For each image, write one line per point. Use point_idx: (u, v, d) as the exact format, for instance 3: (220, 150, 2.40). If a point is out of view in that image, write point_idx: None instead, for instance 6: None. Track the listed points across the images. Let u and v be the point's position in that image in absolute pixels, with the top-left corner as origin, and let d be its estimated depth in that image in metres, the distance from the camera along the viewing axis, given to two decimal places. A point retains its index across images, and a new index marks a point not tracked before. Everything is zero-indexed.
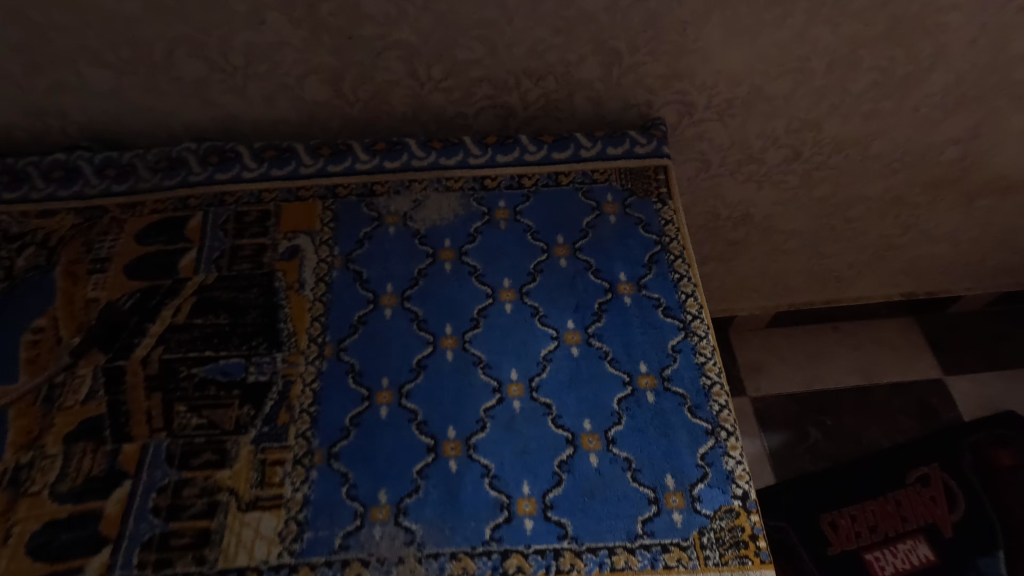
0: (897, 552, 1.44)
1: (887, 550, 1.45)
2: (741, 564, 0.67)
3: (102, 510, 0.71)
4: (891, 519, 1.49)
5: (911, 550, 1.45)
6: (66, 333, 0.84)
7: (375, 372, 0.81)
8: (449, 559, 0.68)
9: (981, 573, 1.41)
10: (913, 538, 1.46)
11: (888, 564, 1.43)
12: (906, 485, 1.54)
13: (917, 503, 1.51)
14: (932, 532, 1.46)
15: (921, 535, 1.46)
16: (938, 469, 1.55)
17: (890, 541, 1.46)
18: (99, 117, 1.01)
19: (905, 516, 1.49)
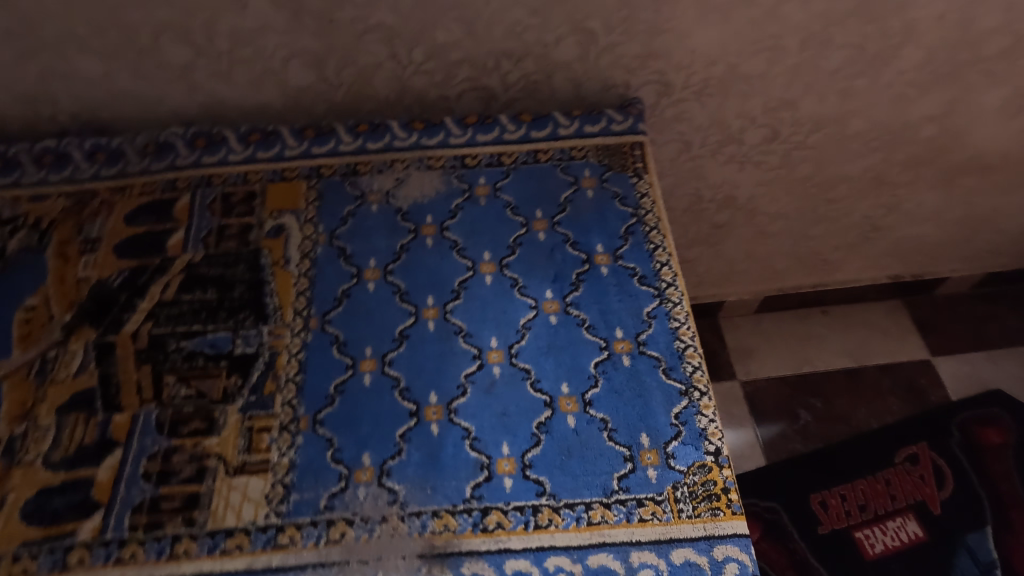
0: (886, 529, 1.46)
1: (876, 528, 1.46)
2: (713, 515, 0.69)
3: (94, 476, 0.73)
4: (880, 498, 1.50)
5: (900, 527, 1.46)
6: (58, 310, 0.86)
7: (359, 342, 0.83)
8: (431, 517, 0.70)
9: (969, 549, 1.42)
10: (902, 515, 1.48)
11: (877, 541, 1.45)
12: (895, 465, 1.55)
13: (906, 482, 1.52)
14: (920, 509, 1.48)
15: (910, 512, 1.48)
16: (927, 448, 1.57)
17: (880, 519, 1.47)
18: (88, 105, 1.04)
19: (894, 495, 1.51)
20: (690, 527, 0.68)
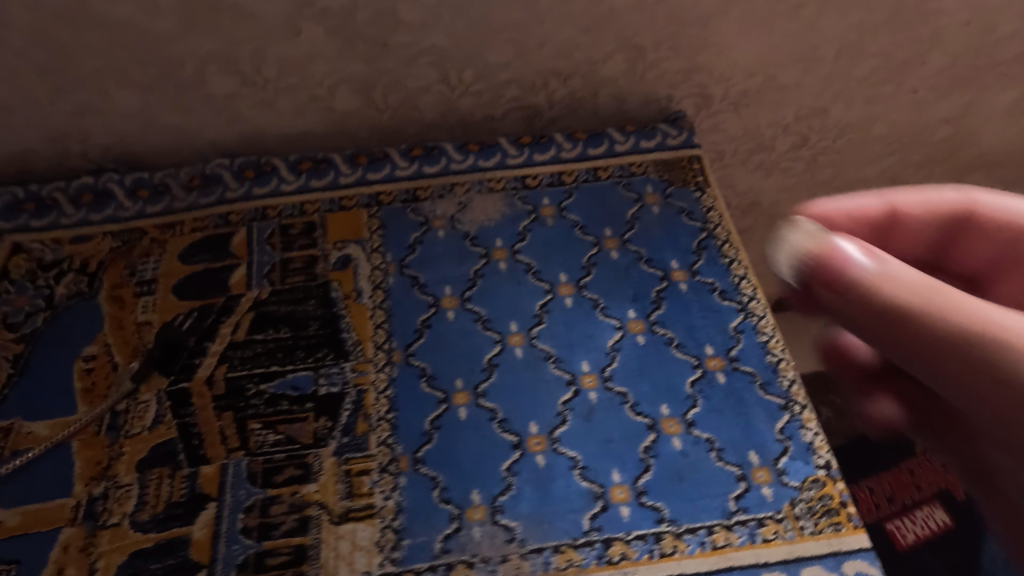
0: (916, 519, 1.40)
1: (905, 518, 1.41)
2: (835, 530, 0.70)
3: (190, 535, 0.69)
4: (907, 490, 1.43)
5: (929, 517, 1.40)
6: (122, 359, 0.81)
7: (448, 374, 0.81)
8: (553, 552, 0.69)
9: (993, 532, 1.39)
10: (930, 503, 1.42)
11: (908, 532, 1.39)
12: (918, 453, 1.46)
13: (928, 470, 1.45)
14: (946, 497, 1.41)
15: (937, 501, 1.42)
16: None
17: (908, 510, 1.41)
18: (122, 139, 0.98)
19: (920, 484, 1.44)
20: (815, 543, 0.69)
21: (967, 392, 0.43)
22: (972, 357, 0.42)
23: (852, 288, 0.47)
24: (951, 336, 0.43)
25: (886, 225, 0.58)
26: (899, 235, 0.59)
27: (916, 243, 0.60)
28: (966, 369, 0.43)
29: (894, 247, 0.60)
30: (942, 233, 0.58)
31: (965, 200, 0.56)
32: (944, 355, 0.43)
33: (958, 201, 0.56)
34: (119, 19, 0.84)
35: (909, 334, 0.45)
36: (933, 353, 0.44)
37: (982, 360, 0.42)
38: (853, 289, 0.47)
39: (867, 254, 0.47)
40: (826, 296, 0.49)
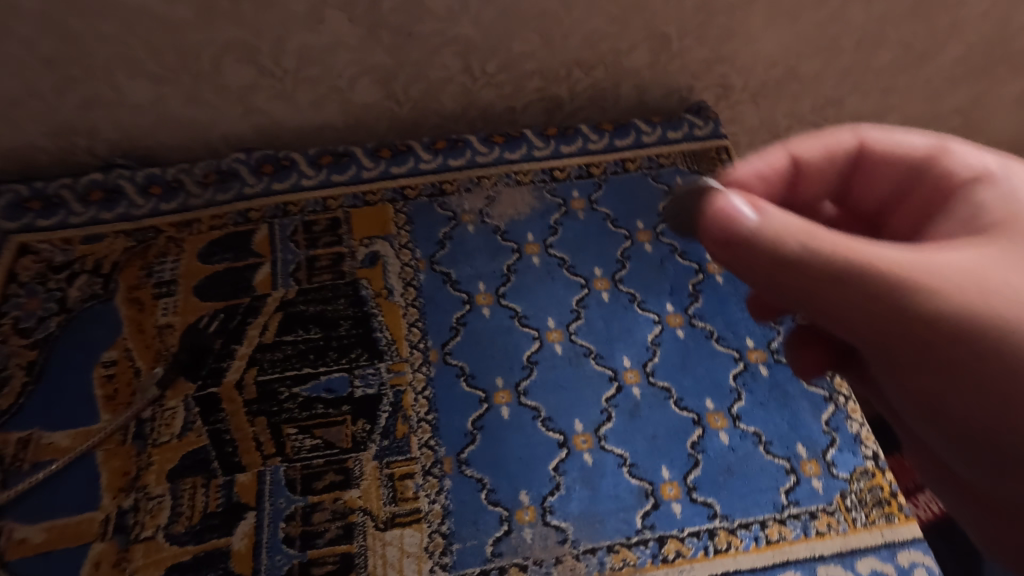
0: None
1: None
2: (889, 521, 0.69)
3: (230, 546, 0.66)
4: (908, 476, 1.02)
5: (928, 500, 1.02)
6: (144, 364, 0.77)
7: (487, 373, 0.79)
8: (607, 552, 0.67)
9: None
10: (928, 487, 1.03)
11: None
12: None
13: None
14: None
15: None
16: None
17: None
18: (132, 133, 0.93)
19: None
20: (869, 535, 0.68)
21: (854, 327, 0.43)
22: (859, 297, 0.41)
23: (749, 246, 0.43)
24: (834, 277, 0.41)
25: (791, 176, 0.56)
26: (807, 180, 0.56)
27: (823, 186, 0.57)
28: (852, 307, 0.42)
29: (802, 195, 0.58)
30: (845, 170, 0.56)
31: (860, 147, 0.54)
32: (829, 298, 0.42)
33: (852, 145, 0.54)
34: (135, 6, 0.79)
35: (797, 282, 0.43)
36: (822, 298, 0.43)
37: (868, 298, 0.41)
38: (742, 248, 0.44)
39: (753, 208, 0.44)
40: (717, 257, 0.47)
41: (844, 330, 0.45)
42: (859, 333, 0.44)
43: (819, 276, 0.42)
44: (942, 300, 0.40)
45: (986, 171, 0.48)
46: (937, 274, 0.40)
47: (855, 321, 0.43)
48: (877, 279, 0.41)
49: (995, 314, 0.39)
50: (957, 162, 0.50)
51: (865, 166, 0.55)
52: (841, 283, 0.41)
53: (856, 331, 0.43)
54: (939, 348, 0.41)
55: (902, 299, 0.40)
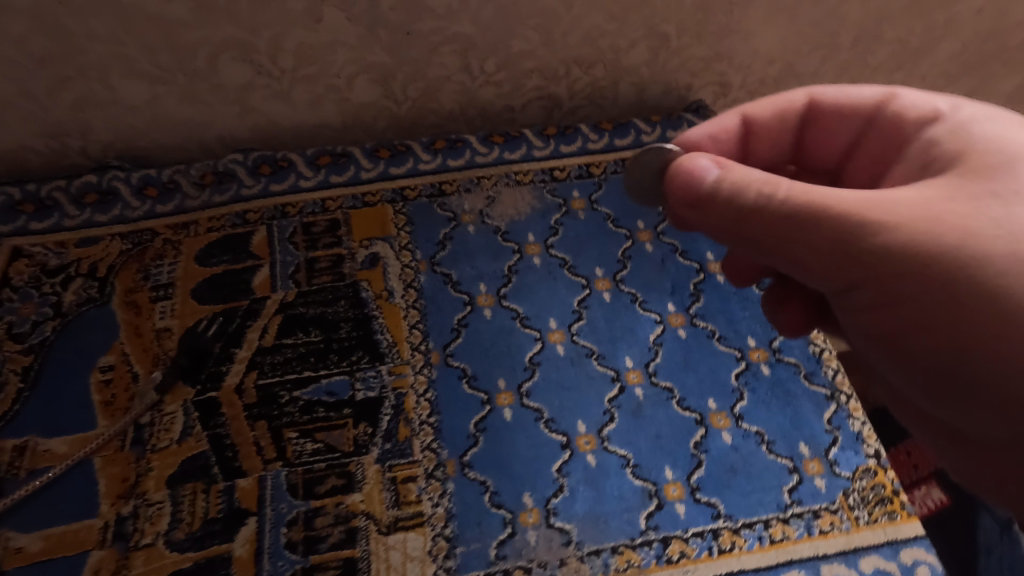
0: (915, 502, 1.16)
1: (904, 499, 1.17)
2: (891, 519, 0.70)
3: (231, 552, 0.65)
4: (907, 470, 1.19)
5: (926, 495, 1.16)
6: (142, 368, 0.77)
7: (489, 374, 0.78)
8: (612, 554, 0.67)
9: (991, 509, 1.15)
10: (925, 482, 1.17)
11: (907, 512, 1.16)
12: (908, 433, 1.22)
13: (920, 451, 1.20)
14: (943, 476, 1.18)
15: (934, 480, 1.17)
16: None
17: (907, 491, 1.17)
18: (126, 133, 0.92)
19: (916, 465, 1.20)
20: (871, 533, 0.69)
21: (810, 266, 0.46)
22: (811, 236, 0.44)
23: (714, 199, 0.48)
24: (789, 220, 0.45)
25: (744, 136, 0.60)
26: (761, 140, 0.60)
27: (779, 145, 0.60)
28: (806, 247, 0.45)
29: (758, 154, 0.61)
30: (801, 129, 0.59)
31: (812, 108, 0.57)
32: (784, 239, 0.46)
33: (803, 107, 0.57)
34: (130, 4, 0.78)
35: (754, 225, 0.47)
36: (778, 239, 0.46)
37: (819, 238, 0.44)
38: (708, 204, 0.49)
39: (718, 167, 0.49)
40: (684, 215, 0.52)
41: (806, 273, 0.48)
42: (817, 272, 0.46)
43: (772, 221, 0.46)
44: (890, 235, 0.42)
45: (931, 114, 0.50)
46: (884, 210, 0.42)
47: (813, 260, 0.45)
48: (828, 218, 0.43)
49: (944, 242, 0.41)
50: (903, 107, 0.52)
51: (818, 126, 0.58)
52: (793, 224, 0.45)
53: (814, 271, 0.46)
54: (891, 281, 0.43)
55: (852, 237, 0.43)
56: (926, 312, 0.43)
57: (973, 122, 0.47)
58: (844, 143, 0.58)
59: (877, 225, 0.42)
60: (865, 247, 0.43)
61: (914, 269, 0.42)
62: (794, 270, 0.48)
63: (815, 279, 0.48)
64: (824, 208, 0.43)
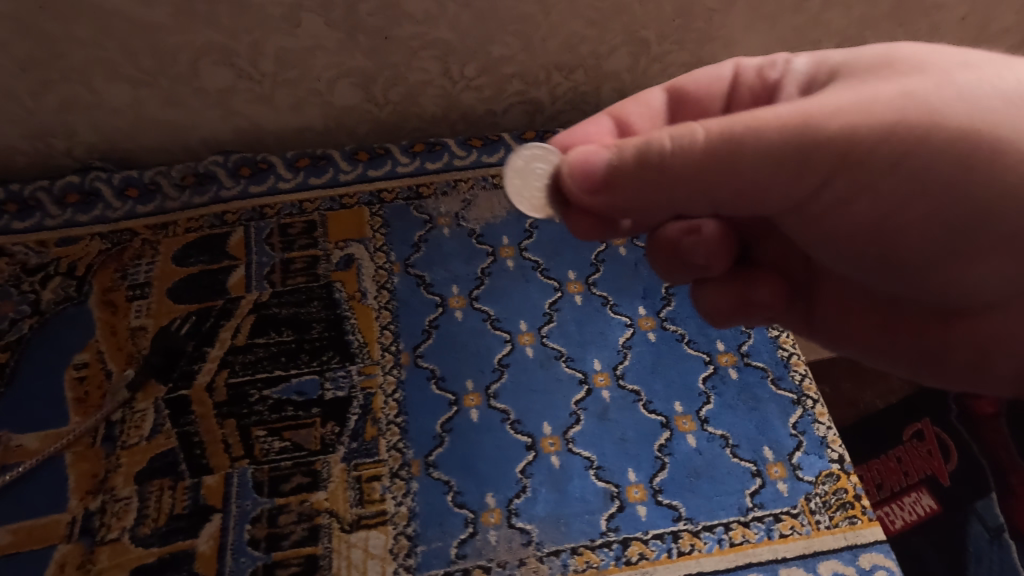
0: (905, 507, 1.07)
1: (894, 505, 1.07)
2: (851, 523, 0.70)
3: (195, 548, 0.67)
4: (897, 475, 1.09)
5: (916, 503, 1.07)
6: (116, 366, 0.78)
7: (458, 375, 0.79)
8: (571, 554, 0.68)
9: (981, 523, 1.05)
10: (915, 488, 1.08)
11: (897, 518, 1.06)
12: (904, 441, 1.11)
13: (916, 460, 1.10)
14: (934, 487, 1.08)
15: (924, 486, 1.08)
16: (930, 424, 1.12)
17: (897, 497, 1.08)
18: (110, 136, 0.93)
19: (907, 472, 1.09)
20: (832, 537, 0.69)
21: (771, 184, 0.43)
22: (767, 153, 0.41)
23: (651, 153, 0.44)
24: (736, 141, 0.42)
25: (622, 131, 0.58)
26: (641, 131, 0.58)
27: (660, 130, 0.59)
28: (766, 162, 0.42)
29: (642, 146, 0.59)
30: (669, 110, 0.58)
31: (670, 91, 0.58)
32: (739, 162, 0.42)
33: (662, 95, 0.58)
34: (111, 9, 0.79)
35: (705, 163, 0.43)
36: (730, 171, 0.42)
37: (777, 155, 0.41)
38: (643, 167, 0.45)
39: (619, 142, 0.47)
40: (619, 189, 0.46)
41: (762, 199, 0.45)
42: (779, 187, 0.43)
43: (718, 157, 0.42)
44: (845, 125, 0.40)
45: (788, 59, 0.52)
46: (826, 108, 0.41)
47: (776, 177, 0.42)
48: (772, 129, 0.41)
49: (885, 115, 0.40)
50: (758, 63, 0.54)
51: (687, 101, 0.58)
52: (746, 149, 0.42)
53: (773, 190, 0.43)
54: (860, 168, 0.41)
55: (812, 139, 0.40)
56: (905, 184, 0.41)
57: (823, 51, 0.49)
58: (716, 106, 0.57)
59: (826, 119, 0.40)
60: (828, 141, 0.40)
61: (884, 151, 0.40)
62: (753, 198, 0.44)
63: (770, 201, 0.45)
64: (768, 121, 0.41)
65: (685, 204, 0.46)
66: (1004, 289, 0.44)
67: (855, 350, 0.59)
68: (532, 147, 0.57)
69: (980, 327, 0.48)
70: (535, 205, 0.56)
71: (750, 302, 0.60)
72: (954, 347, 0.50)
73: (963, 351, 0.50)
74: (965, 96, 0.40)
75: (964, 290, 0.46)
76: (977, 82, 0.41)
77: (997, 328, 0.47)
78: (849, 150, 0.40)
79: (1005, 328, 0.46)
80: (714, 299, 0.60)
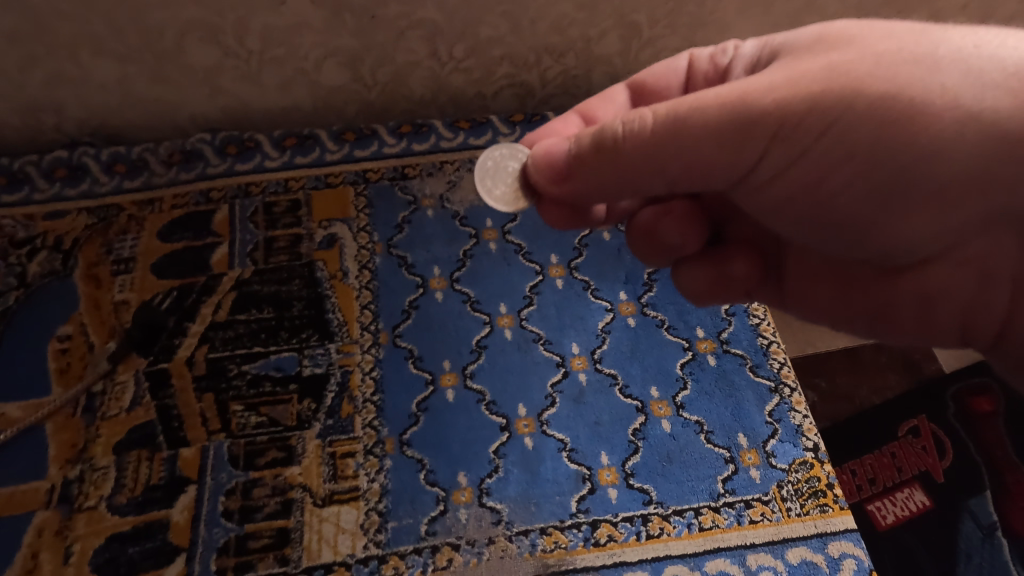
0: (897, 503, 1.06)
1: (888, 500, 1.06)
2: (822, 512, 0.70)
3: (169, 518, 0.68)
4: (890, 471, 1.07)
5: (908, 499, 1.06)
6: (98, 339, 0.79)
7: (435, 356, 0.79)
8: (540, 534, 0.68)
9: (974, 521, 1.04)
10: (908, 484, 1.07)
11: (889, 513, 1.05)
12: (900, 436, 1.10)
13: (910, 457, 1.09)
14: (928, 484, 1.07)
15: (918, 482, 1.07)
16: (927, 421, 1.11)
17: (891, 492, 1.06)
18: (99, 112, 0.91)
19: (902, 468, 1.08)
20: (801, 525, 0.69)
21: (716, 159, 0.46)
22: (707, 132, 0.45)
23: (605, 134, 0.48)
24: (679, 118, 0.45)
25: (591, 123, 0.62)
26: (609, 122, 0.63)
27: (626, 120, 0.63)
28: (706, 138, 0.45)
29: None
30: (633, 102, 0.63)
31: (632, 85, 0.62)
32: (682, 135, 0.45)
33: (625, 91, 0.63)
34: None
35: (654, 140, 0.46)
36: (674, 147, 0.46)
37: (715, 130, 0.44)
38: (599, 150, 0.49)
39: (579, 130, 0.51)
40: (581, 175, 0.51)
41: (709, 176, 0.47)
42: (724, 161, 0.46)
43: (663, 138, 0.46)
44: (776, 99, 0.43)
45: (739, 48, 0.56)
46: (760, 86, 0.44)
47: (718, 151, 0.45)
48: (711, 108, 0.44)
49: (812, 88, 0.43)
50: (709, 57, 0.58)
51: (649, 92, 0.62)
52: (688, 127, 0.45)
53: (716, 165, 0.46)
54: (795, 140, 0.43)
55: (746, 117, 0.43)
56: (840, 149, 0.43)
57: (766, 34, 0.53)
58: (675, 93, 0.61)
59: (759, 96, 0.43)
60: (762, 116, 0.43)
61: (811, 121, 0.42)
62: (699, 172, 0.47)
63: (716, 176, 0.47)
64: (707, 101, 0.44)
65: (640, 183, 0.49)
66: (945, 237, 0.45)
67: (817, 318, 0.59)
68: (500, 149, 0.61)
69: (924, 283, 0.48)
70: (507, 200, 0.58)
71: (726, 276, 0.61)
72: (903, 304, 0.51)
73: (910, 306, 0.51)
74: (885, 61, 0.42)
75: (903, 247, 0.47)
76: (897, 48, 0.43)
77: (942, 282, 0.48)
78: (781, 123, 0.43)
79: (950, 280, 0.47)
80: (693, 277, 0.62)
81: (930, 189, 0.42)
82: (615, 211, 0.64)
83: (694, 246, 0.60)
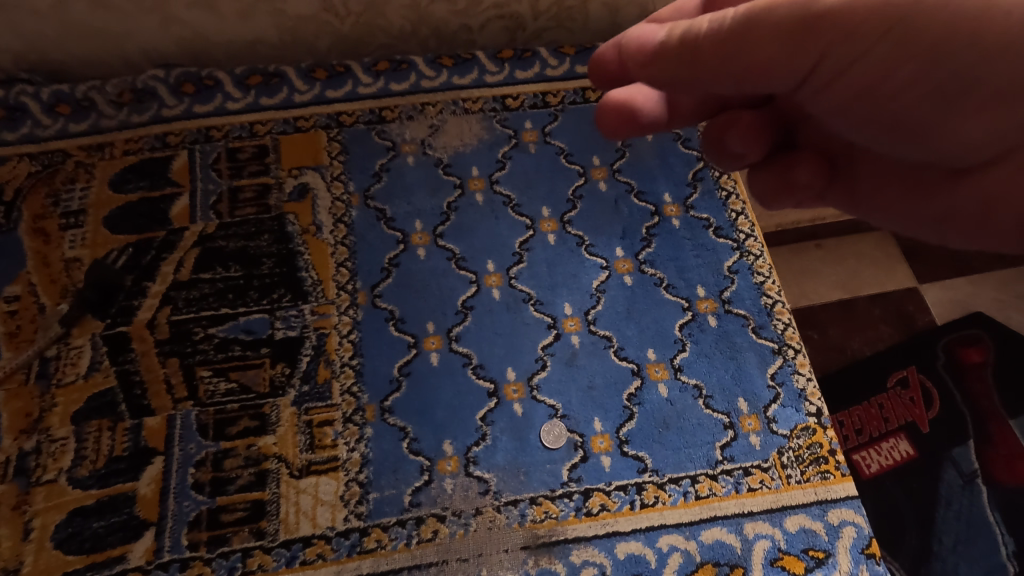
0: (879, 453, 1.03)
1: (869, 450, 1.04)
2: (823, 479, 0.67)
3: (135, 491, 0.64)
4: (877, 422, 1.05)
5: (892, 448, 1.03)
6: (50, 300, 0.72)
7: (418, 318, 0.74)
8: (529, 504, 0.65)
9: (957, 470, 1.00)
10: (893, 434, 1.04)
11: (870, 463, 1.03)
12: (886, 389, 1.08)
13: (896, 409, 1.06)
14: (914, 435, 1.04)
15: (903, 432, 1.04)
16: (916, 372, 1.08)
17: (872, 442, 1.04)
18: (30, 45, 0.77)
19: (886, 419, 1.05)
20: (801, 492, 0.67)
21: (774, 68, 0.36)
22: (771, 32, 0.35)
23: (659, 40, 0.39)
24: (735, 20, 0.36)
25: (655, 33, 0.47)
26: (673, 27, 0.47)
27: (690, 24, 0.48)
28: (764, 41, 0.35)
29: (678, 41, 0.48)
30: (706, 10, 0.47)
31: None
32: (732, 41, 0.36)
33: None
34: None
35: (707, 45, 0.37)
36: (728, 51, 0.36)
37: (775, 33, 0.35)
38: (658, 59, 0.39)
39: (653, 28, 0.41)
40: (656, 72, 0.40)
41: (772, 79, 0.37)
42: (782, 70, 0.36)
43: (728, 39, 0.36)
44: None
45: None
46: None
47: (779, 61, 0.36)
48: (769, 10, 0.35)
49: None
50: None
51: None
52: (751, 29, 0.35)
53: (775, 73, 0.36)
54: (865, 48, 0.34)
55: (812, 14, 0.34)
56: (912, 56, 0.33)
57: None
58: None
59: None
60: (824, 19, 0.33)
61: (873, 22, 0.33)
62: (755, 81, 0.37)
63: (775, 81, 0.37)
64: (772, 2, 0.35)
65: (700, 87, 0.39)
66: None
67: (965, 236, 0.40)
68: None
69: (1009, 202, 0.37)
70: None
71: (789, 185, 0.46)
72: (959, 216, 0.39)
73: None
74: None
75: (971, 148, 0.36)
76: None
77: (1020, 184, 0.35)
78: (851, 28, 0.33)
79: None
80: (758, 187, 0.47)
81: (995, 77, 0.32)
82: (679, 109, 0.47)
83: (757, 156, 0.47)
